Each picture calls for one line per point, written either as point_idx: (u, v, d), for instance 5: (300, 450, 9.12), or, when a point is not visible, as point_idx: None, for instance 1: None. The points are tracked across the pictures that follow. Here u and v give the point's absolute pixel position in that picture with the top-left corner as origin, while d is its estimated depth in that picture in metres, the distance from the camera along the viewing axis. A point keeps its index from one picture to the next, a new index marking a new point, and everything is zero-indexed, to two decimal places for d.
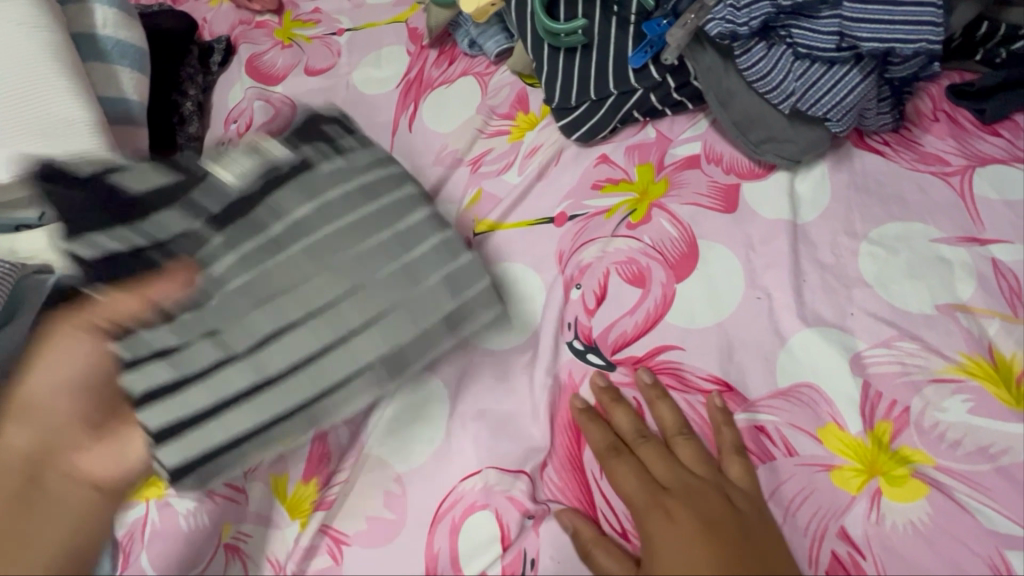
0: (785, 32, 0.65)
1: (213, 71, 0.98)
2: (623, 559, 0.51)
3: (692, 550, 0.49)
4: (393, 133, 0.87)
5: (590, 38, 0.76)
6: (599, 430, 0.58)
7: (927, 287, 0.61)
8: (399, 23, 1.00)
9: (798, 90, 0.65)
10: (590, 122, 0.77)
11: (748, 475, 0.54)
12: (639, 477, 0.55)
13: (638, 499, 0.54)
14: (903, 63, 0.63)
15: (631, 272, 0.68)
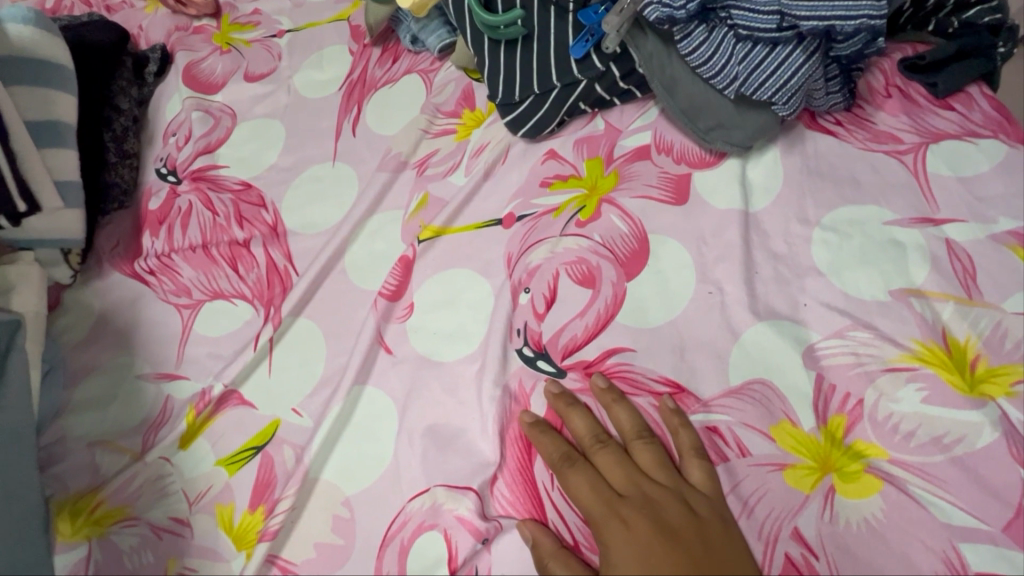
0: (725, 13, 0.62)
1: (148, 82, 0.93)
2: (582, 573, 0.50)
3: (651, 561, 0.48)
4: (336, 138, 0.83)
5: (529, 29, 0.73)
6: (552, 441, 0.56)
7: (880, 273, 0.59)
8: (341, 21, 0.96)
9: (742, 73, 0.63)
10: (535, 118, 0.74)
11: (710, 480, 0.52)
12: (595, 487, 0.53)
13: (593, 510, 0.52)
14: (846, 40, 0.60)
15: (581, 273, 0.65)
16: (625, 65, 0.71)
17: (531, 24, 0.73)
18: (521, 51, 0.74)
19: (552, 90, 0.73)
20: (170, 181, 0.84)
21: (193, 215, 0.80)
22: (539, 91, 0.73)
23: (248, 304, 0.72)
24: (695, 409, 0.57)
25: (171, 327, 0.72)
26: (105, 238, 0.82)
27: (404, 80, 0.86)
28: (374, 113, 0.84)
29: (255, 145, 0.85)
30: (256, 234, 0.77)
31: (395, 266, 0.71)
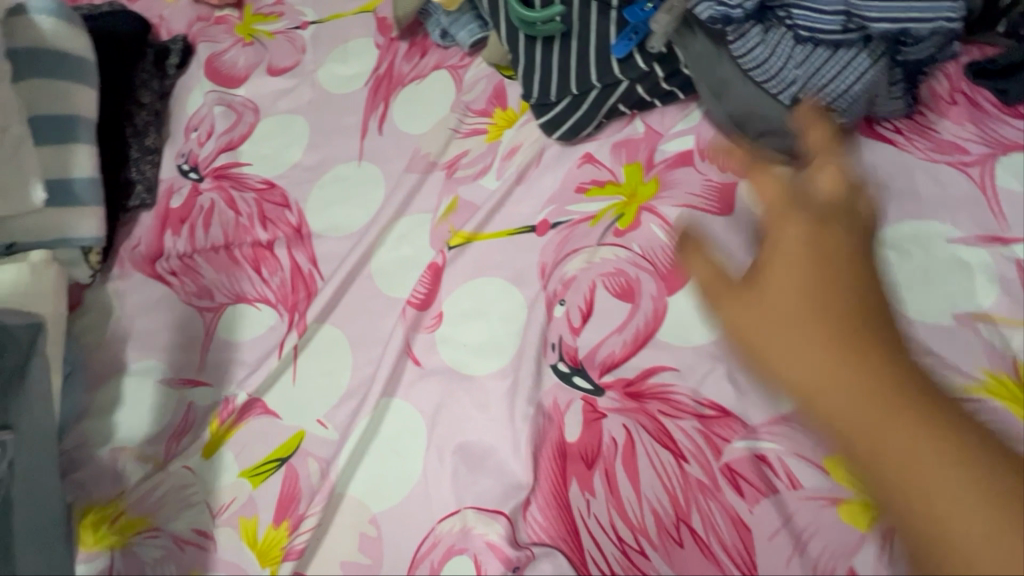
0: (784, 13, 0.59)
1: (171, 75, 0.90)
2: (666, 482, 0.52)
3: (833, 369, 0.50)
4: (362, 136, 0.80)
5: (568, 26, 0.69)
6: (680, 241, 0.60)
7: (945, 295, 0.56)
8: (366, 12, 0.92)
9: (803, 78, 0.59)
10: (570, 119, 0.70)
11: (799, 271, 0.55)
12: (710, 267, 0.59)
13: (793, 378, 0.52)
14: (917, 44, 0.57)
15: (619, 286, 0.62)
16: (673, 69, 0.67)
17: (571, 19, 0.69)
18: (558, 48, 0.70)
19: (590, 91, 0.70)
20: (192, 178, 0.82)
21: (215, 214, 0.78)
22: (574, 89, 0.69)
23: (271, 309, 0.70)
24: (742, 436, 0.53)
25: (193, 331, 0.70)
26: (125, 236, 0.80)
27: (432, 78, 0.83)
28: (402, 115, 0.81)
29: (278, 142, 0.83)
30: (280, 235, 0.75)
31: (423, 273, 0.68)
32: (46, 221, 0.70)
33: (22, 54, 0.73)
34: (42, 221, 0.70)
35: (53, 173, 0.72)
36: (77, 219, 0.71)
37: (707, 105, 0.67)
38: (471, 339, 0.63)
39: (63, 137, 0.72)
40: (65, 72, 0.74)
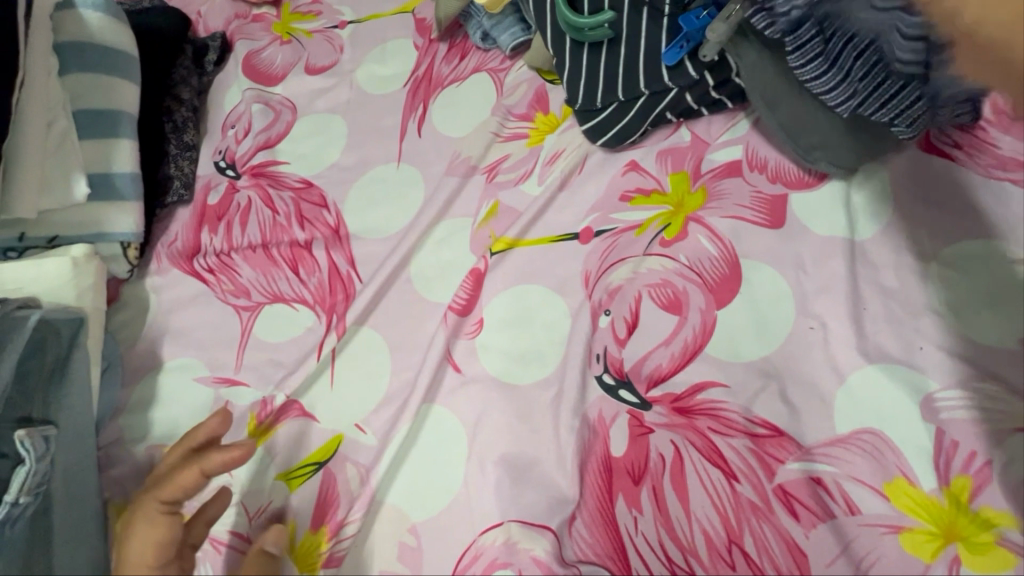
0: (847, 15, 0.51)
1: (208, 71, 0.90)
2: None
3: None
4: (401, 138, 0.79)
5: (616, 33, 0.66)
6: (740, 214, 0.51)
7: (1010, 318, 0.54)
8: (405, 14, 0.91)
9: (844, 87, 0.54)
10: (610, 127, 0.70)
11: None
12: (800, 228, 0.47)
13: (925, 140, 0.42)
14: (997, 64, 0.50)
15: (667, 298, 0.61)
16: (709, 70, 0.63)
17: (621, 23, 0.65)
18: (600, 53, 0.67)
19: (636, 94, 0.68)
20: (230, 175, 0.82)
21: (252, 213, 0.77)
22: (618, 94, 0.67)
23: (309, 310, 0.70)
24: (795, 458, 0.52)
25: (230, 329, 0.70)
26: (163, 232, 0.80)
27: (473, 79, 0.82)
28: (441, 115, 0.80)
29: (315, 142, 0.82)
30: (317, 235, 0.74)
31: (465, 279, 0.67)
32: (88, 215, 0.70)
33: (69, 49, 0.73)
34: (85, 214, 0.70)
35: (95, 168, 0.71)
36: (117, 214, 0.71)
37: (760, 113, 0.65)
38: (513, 347, 0.62)
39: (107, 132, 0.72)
40: (110, 67, 0.74)
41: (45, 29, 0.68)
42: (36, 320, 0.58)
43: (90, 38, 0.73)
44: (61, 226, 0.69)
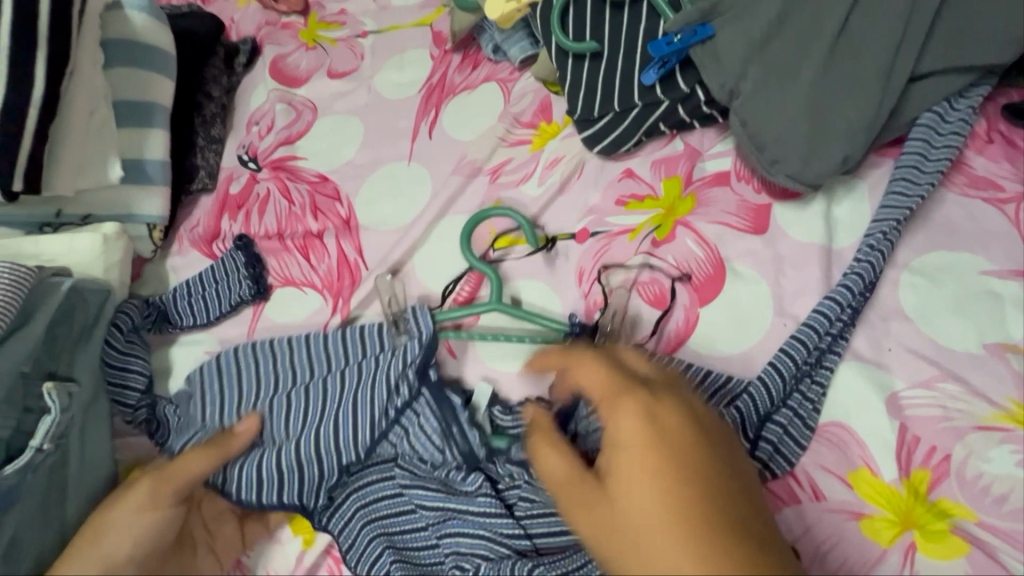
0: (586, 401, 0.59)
1: (238, 72, 0.96)
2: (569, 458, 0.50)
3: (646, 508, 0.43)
4: (412, 140, 0.84)
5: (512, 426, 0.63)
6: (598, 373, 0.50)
7: (974, 325, 0.57)
8: (423, 26, 0.95)
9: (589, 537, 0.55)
10: (394, 371, 0.62)
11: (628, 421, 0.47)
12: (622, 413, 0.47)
13: (553, 465, 0.50)
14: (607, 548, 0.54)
15: (653, 294, 0.66)
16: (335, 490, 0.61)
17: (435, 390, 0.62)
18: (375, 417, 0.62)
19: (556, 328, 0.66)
20: (251, 168, 0.87)
21: (270, 203, 0.83)
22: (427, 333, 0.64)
23: (317, 294, 0.75)
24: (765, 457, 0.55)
25: (245, 309, 0.75)
26: (186, 216, 0.86)
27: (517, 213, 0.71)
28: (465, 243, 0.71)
29: (332, 141, 0.87)
30: (329, 226, 0.79)
31: (468, 274, 0.72)
32: (120, 197, 0.75)
33: (113, 47, 0.79)
34: (116, 196, 0.75)
35: (128, 153, 0.77)
36: (146, 197, 0.76)
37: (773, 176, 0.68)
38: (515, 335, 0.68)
39: (141, 122, 0.78)
40: (150, 64, 0.80)
41: (92, 25, 0.74)
42: (68, 287, 0.64)
43: (132, 37, 0.79)
44: (93, 206, 0.75)
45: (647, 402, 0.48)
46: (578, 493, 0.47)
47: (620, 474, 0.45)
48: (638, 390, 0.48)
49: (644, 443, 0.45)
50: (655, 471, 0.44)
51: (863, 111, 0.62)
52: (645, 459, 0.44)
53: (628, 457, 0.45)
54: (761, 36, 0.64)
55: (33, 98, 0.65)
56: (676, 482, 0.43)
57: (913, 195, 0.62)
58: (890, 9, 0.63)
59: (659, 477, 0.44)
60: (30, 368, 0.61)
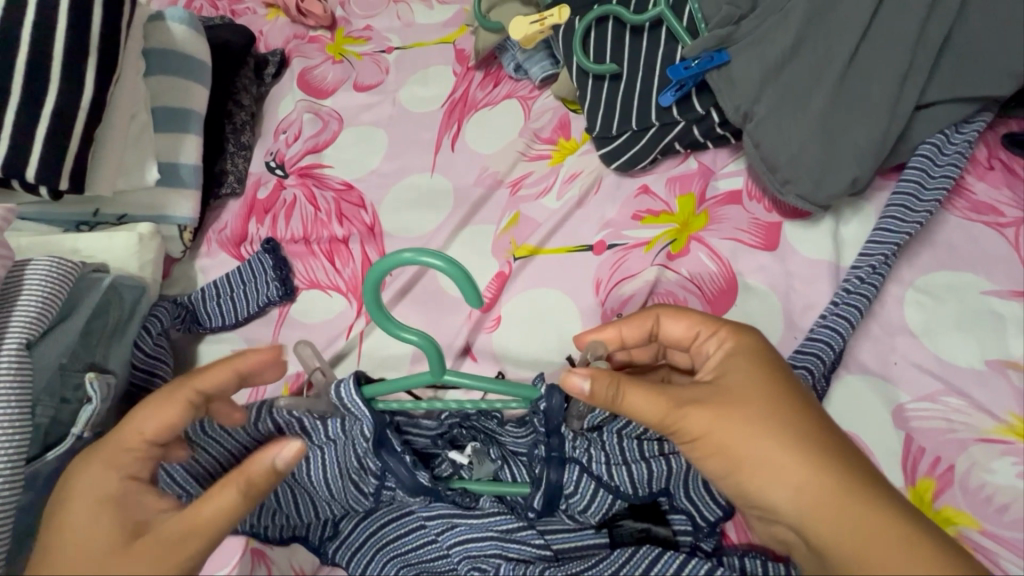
0: (577, 449, 0.57)
1: (267, 83, 0.99)
2: (660, 396, 0.48)
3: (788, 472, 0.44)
4: (435, 152, 0.88)
5: (501, 458, 0.60)
6: (644, 390, 0.48)
7: (976, 342, 0.60)
8: (446, 43, 0.99)
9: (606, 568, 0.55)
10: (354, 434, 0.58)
11: (721, 367, 0.50)
12: (658, 397, 0.48)
13: (640, 403, 0.48)
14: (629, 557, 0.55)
15: (669, 305, 0.69)
16: (326, 541, 0.62)
17: (391, 458, 0.57)
18: (344, 476, 0.59)
19: (523, 405, 0.56)
20: (278, 174, 0.89)
21: (296, 208, 0.85)
22: (365, 416, 0.56)
23: (342, 297, 0.78)
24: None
25: (271, 310, 0.78)
26: (215, 219, 0.88)
27: (439, 255, 0.48)
28: (379, 315, 0.51)
29: (357, 150, 0.90)
30: (354, 232, 0.82)
31: (491, 280, 0.75)
32: (154, 199, 0.78)
33: (153, 55, 0.82)
34: (150, 198, 0.78)
35: (163, 157, 0.80)
36: (178, 199, 0.79)
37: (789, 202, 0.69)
38: (533, 342, 0.71)
39: (176, 127, 0.81)
40: (187, 72, 0.83)
41: (136, 35, 0.78)
42: (108, 283, 0.66)
43: (171, 46, 0.83)
44: (129, 206, 0.77)
45: (753, 334, 0.52)
46: (685, 414, 0.47)
47: (739, 394, 0.48)
48: (746, 328, 0.52)
49: (756, 366, 0.49)
50: (768, 384, 0.48)
51: (870, 138, 0.66)
52: (751, 383, 0.48)
53: (744, 380, 0.48)
54: (775, 63, 0.68)
55: (82, 103, 0.68)
56: (788, 403, 0.47)
57: (909, 221, 0.65)
58: (898, 42, 0.66)
59: (773, 392, 0.47)
60: (69, 360, 0.63)
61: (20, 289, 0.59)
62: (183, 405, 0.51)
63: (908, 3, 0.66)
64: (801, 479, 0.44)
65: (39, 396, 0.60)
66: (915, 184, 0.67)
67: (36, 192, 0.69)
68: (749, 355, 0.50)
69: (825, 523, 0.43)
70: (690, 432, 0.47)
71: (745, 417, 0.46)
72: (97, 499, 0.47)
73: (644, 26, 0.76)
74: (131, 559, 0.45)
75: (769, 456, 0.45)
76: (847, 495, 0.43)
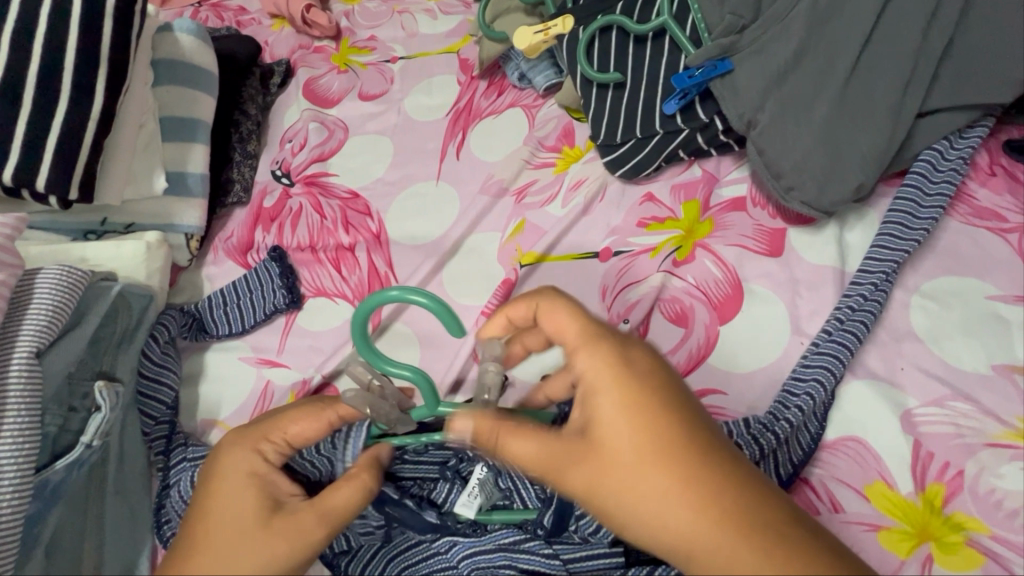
0: None
1: (272, 92, 0.99)
2: (536, 440, 0.46)
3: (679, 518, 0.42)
4: (440, 160, 0.88)
5: (509, 488, 0.59)
6: (526, 440, 0.46)
7: (983, 348, 0.60)
8: (451, 53, 0.99)
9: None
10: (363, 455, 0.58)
11: (604, 398, 0.45)
12: (535, 443, 0.46)
13: (524, 453, 0.46)
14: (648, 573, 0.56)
15: (674, 311, 0.69)
16: (339, 555, 0.61)
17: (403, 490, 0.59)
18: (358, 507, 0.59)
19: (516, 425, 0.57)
20: (284, 183, 0.90)
21: (303, 216, 0.85)
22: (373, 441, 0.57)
23: (348, 304, 0.78)
24: (786, 475, 0.57)
25: (277, 318, 0.78)
26: (221, 228, 0.89)
27: (423, 294, 0.49)
28: (372, 356, 0.51)
29: (363, 159, 0.91)
30: (360, 239, 0.82)
31: (498, 287, 0.75)
32: (161, 207, 0.78)
33: (161, 66, 0.83)
34: (157, 206, 0.78)
35: (172, 166, 0.80)
36: (185, 208, 0.79)
37: (801, 202, 0.69)
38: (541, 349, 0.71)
39: (183, 136, 0.81)
40: (193, 82, 0.84)
41: (145, 46, 0.79)
42: (117, 291, 0.66)
43: (178, 56, 0.84)
44: (137, 214, 0.78)
45: (609, 343, 0.47)
46: (567, 450, 0.45)
47: (611, 439, 0.44)
48: (606, 338, 0.47)
49: (618, 393, 0.45)
50: (639, 418, 0.44)
51: (873, 145, 0.67)
52: (623, 409, 0.44)
53: (608, 414, 0.45)
54: (778, 72, 0.69)
55: (92, 113, 0.69)
56: (654, 429, 0.44)
57: (906, 237, 0.65)
58: (900, 51, 0.67)
59: (644, 425, 0.44)
60: (77, 369, 0.64)
61: (31, 298, 0.59)
62: (326, 433, 0.54)
63: (909, 13, 0.67)
64: (684, 518, 0.42)
65: (48, 405, 0.60)
66: (911, 200, 0.67)
67: (46, 202, 0.69)
68: (613, 383, 0.45)
69: (710, 560, 0.41)
70: (573, 489, 0.45)
71: (629, 456, 0.43)
72: (251, 472, 0.53)
73: (647, 36, 0.77)
74: (279, 528, 0.50)
75: (669, 500, 0.43)
76: (722, 533, 0.41)
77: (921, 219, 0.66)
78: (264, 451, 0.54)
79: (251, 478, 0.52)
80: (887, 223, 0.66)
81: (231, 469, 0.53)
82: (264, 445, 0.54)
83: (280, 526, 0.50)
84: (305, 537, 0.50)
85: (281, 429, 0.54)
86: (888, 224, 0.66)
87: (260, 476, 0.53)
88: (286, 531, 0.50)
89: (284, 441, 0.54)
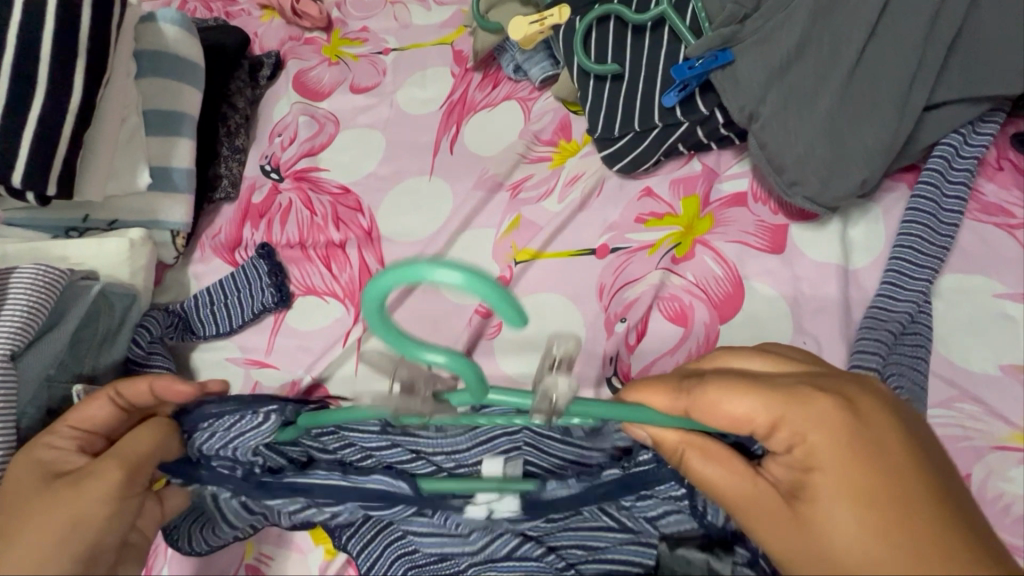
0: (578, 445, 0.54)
1: (261, 85, 0.96)
2: (734, 472, 0.41)
3: None
4: (434, 154, 0.86)
5: None
6: (721, 468, 0.41)
7: (990, 347, 0.59)
8: (445, 45, 0.97)
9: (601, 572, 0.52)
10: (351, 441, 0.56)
11: (828, 438, 0.39)
12: (724, 474, 0.41)
13: (712, 477, 0.42)
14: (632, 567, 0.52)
15: (673, 310, 0.67)
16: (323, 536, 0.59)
17: None
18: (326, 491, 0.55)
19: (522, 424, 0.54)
20: (273, 178, 0.88)
21: (292, 213, 0.83)
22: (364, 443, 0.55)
23: (339, 303, 0.76)
24: None
25: (266, 318, 0.76)
26: (208, 225, 0.87)
27: (442, 351, 0.37)
28: (394, 340, 0.37)
29: (355, 154, 0.88)
30: (351, 236, 0.80)
31: (492, 285, 0.73)
32: (145, 203, 0.76)
33: (143, 57, 0.80)
34: (142, 203, 0.76)
35: (156, 161, 0.78)
36: (170, 204, 0.77)
37: (805, 199, 0.67)
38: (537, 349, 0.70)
39: (168, 130, 0.79)
40: (177, 74, 0.81)
41: (127, 37, 0.77)
42: (97, 291, 0.64)
43: (161, 47, 0.81)
44: (120, 211, 0.76)
45: (847, 386, 0.41)
46: (773, 506, 0.40)
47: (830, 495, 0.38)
48: (830, 378, 0.42)
49: (847, 442, 0.39)
50: (866, 473, 0.38)
51: (879, 138, 0.65)
52: (853, 463, 0.38)
53: (829, 467, 0.39)
54: (781, 63, 0.67)
55: (71, 107, 0.66)
56: (888, 486, 0.38)
57: (927, 238, 0.63)
58: (907, 41, 0.65)
59: (874, 479, 0.38)
60: (56, 371, 0.61)
61: (6, 298, 0.57)
62: (104, 408, 0.50)
63: (917, 2, 0.65)
64: None
65: (25, 408, 0.58)
66: (931, 198, 0.65)
67: (24, 198, 0.67)
68: (838, 426, 0.39)
69: None
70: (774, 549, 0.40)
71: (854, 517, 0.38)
72: (36, 456, 0.49)
73: (646, 26, 0.75)
74: (51, 497, 0.46)
75: None
76: None
77: (943, 221, 0.64)
78: (64, 436, 0.49)
79: (44, 464, 0.48)
80: (913, 220, 0.64)
81: (30, 456, 0.49)
82: (64, 428, 0.50)
83: (43, 501, 0.46)
84: (105, 494, 0.46)
85: (78, 412, 0.50)
86: (911, 225, 0.64)
87: (63, 458, 0.49)
88: (44, 501, 0.46)
89: (75, 421, 0.50)
